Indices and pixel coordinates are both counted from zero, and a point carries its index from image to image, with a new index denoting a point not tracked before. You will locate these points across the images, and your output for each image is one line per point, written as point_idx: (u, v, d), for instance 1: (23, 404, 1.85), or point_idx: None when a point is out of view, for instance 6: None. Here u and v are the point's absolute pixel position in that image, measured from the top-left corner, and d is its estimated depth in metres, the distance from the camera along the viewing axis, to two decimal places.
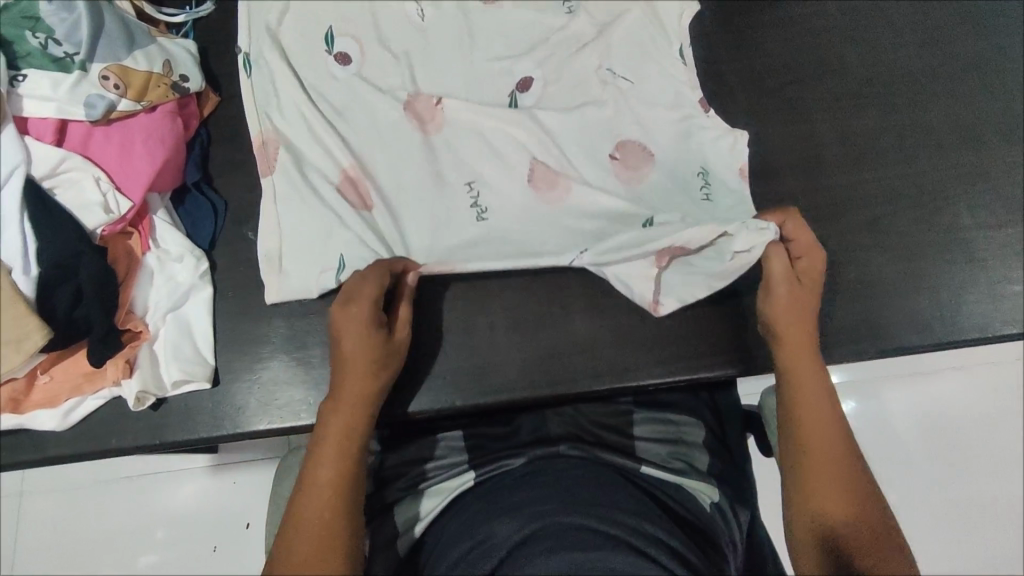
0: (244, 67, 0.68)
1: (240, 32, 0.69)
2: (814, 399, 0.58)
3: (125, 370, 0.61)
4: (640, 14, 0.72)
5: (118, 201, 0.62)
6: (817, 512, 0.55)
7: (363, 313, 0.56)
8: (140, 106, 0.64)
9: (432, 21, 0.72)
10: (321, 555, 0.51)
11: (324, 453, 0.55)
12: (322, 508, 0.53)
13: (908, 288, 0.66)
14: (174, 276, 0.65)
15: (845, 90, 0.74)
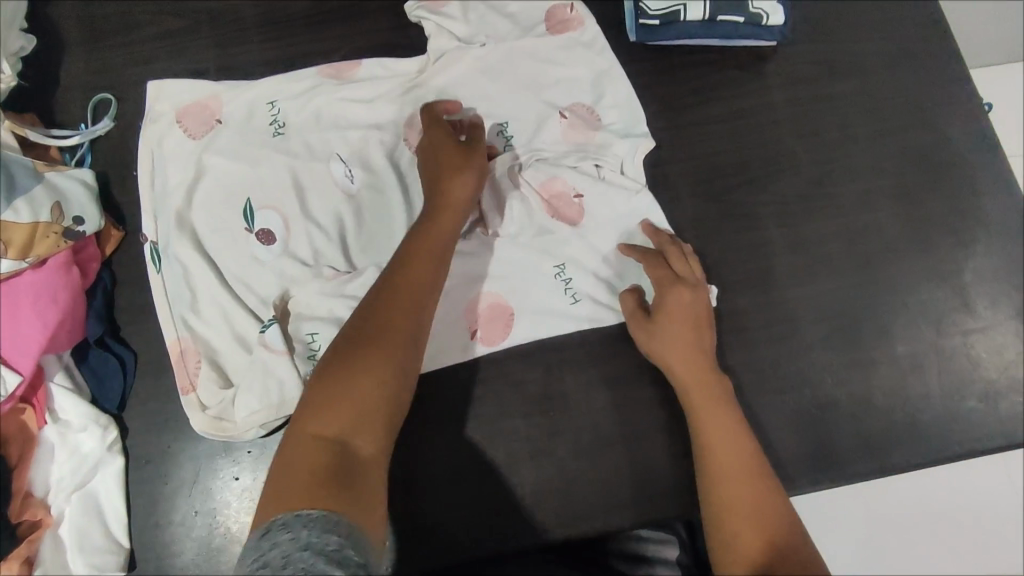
0: (151, 261, 0.63)
1: (147, 217, 0.64)
2: (738, 487, 0.54)
3: (22, 572, 0.54)
4: (577, 122, 0.69)
5: (4, 377, 0.55)
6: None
7: (452, 181, 0.61)
8: (25, 263, 0.58)
9: (356, 145, 0.66)
10: (364, 377, 0.50)
11: (392, 299, 0.54)
12: (351, 396, 0.50)
13: (862, 410, 0.64)
14: (78, 449, 0.59)
15: (795, 191, 0.70)
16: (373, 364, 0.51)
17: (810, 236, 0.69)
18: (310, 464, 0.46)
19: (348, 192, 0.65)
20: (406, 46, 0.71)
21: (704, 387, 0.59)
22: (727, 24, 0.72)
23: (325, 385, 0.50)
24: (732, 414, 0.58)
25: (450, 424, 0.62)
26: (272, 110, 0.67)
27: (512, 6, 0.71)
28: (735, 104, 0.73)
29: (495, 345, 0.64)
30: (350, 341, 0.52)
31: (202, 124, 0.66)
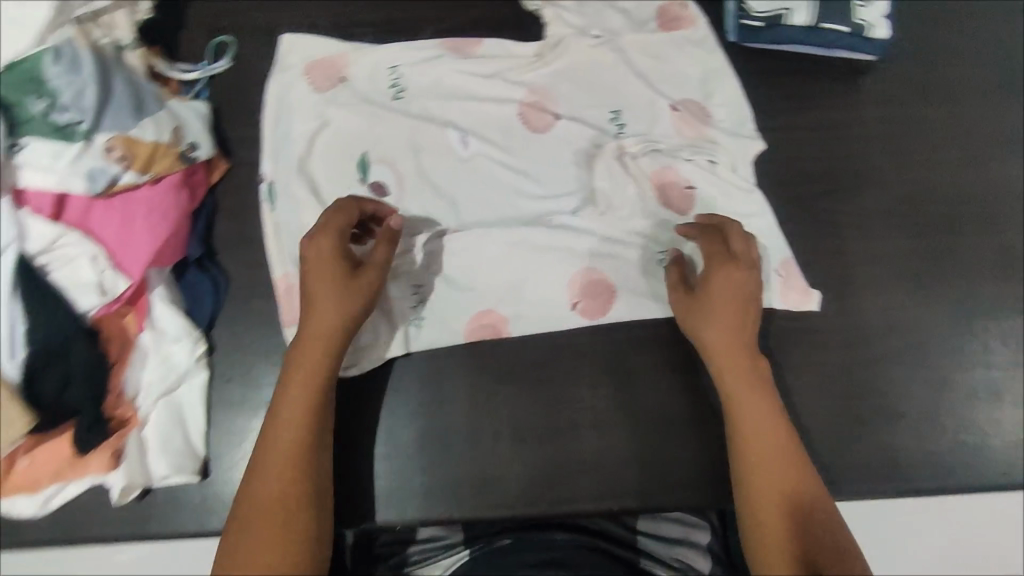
0: (267, 198, 0.67)
1: (265, 158, 0.68)
2: (764, 460, 0.55)
3: (111, 461, 0.59)
4: (676, 117, 0.72)
5: (115, 280, 0.59)
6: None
7: (319, 294, 0.57)
8: (144, 178, 0.61)
9: (470, 115, 0.71)
10: (283, 470, 0.53)
11: (299, 361, 0.56)
12: (274, 500, 0.52)
13: (924, 428, 0.65)
14: (168, 358, 0.62)
15: (882, 206, 0.71)
16: (284, 466, 0.53)
17: (889, 253, 0.69)
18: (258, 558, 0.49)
19: (457, 155, 0.69)
20: (512, 24, 0.75)
21: (750, 368, 0.59)
22: (832, 32, 0.72)
23: (248, 500, 0.52)
24: (768, 401, 0.58)
25: (517, 385, 0.64)
26: (393, 74, 0.71)
27: (625, 2, 0.76)
28: (828, 113, 0.73)
29: (594, 319, 0.66)
30: (281, 408, 0.55)
31: (327, 78, 0.71)
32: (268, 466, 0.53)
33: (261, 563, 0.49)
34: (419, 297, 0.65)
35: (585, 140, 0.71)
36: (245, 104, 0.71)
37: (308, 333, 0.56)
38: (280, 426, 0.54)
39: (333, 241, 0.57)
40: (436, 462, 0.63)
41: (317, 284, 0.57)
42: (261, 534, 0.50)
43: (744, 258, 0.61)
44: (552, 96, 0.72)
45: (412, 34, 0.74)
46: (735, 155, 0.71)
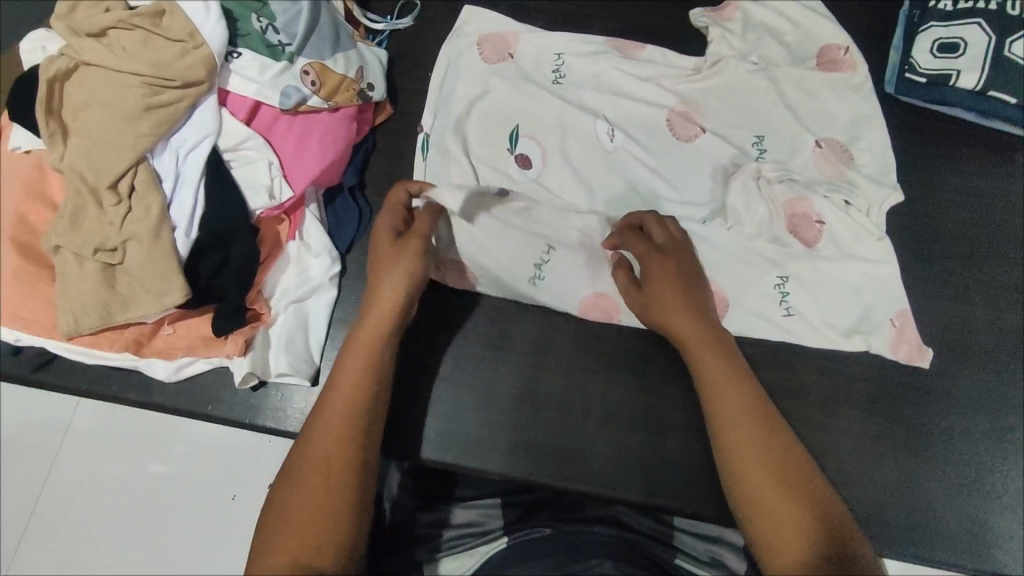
0: (421, 147, 0.71)
1: (427, 110, 0.73)
2: (752, 432, 0.55)
3: (240, 347, 0.64)
4: (822, 151, 0.72)
5: (281, 187, 0.65)
6: (783, 551, 0.49)
7: (378, 295, 0.59)
8: (326, 105, 0.68)
9: (619, 112, 0.73)
10: (345, 420, 0.55)
11: (371, 319, 0.59)
12: (330, 437, 0.54)
13: (1009, 510, 0.65)
14: (307, 270, 0.67)
15: (1013, 284, 0.70)
16: (347, 407, 0.56)
17: (1010, 330, 0.69)
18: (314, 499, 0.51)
19: (602, 146, 0.72)
20: (673, 35, 0.78)
21: (707, 347, 0.60)
22: (997, 102, 0.71)
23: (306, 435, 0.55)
24: (736, 385, 0.57)
25: (614, 371, 0.67)
26: (556, 61, 0.75)
27: (790, 34, 0.77)
28: (973, 181, 0.73)
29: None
30: (349, 362, 0.58)
31: (497, 52, 0.75)
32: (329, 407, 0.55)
33: (308, 494, 0.51)
34: (545, 259, 0.69)
35: (726, 156, 0.72)
36: (418, 61, 0.77)
37: (375, 306, 0.59)
38: (346, 369, 0.57)
39: (409, 245, 0.61)
40: (525, 423, 0.66)
41: (380, 269, 0.60)
42: (312, 479, 0.52)
43: (674, 247, 0.64)
44: (700, 109, 0.74)
45: (580, 27, 0.78)
46: (876, 201, 0.71)
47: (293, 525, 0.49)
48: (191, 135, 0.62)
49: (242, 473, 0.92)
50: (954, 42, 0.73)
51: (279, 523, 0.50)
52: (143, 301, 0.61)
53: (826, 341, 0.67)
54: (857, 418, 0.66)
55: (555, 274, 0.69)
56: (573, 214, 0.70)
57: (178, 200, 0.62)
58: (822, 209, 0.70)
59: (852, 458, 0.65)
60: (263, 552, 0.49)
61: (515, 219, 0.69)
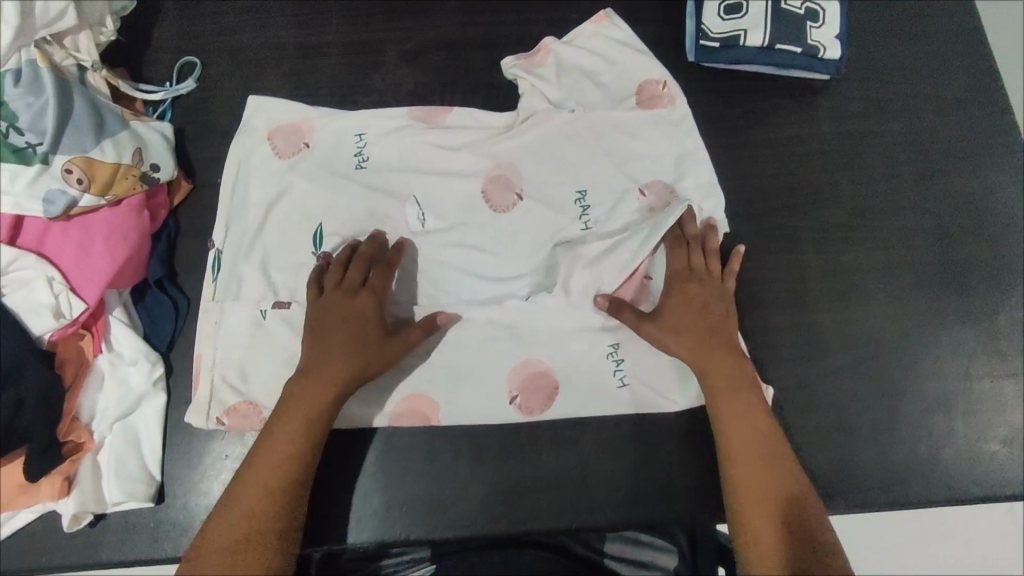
0: (212, 267, 0.67)
1: (219, 227, 0.68)
2: (758, 467, 0.60)
3: (61, 488, 0.58)
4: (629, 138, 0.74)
5: (70, 302, 0.59)
6: (761, 541, 0.57)
7: (340, 360, 0.60)
8: (103, 201, 0.61)
9: (434, 145, 0.72)
10: (274, 476, 0.57)
11: (304, 379, 0.60)
12: (271, 488, 0.56)
13: (880, 438, 0.68)
14: (126, 380, 0.61)
15: (837, 221, 0.73)
16: (282, 462, 0.57)
17: (844, 267, 0.72)
18: (240, 545, 0.54)
19: (414, 177, 0.71)
20: (475, 41, 0.78)
21: (725, 349, 0.64)
22: (785, 53, 0.74)
23: (257, 460, 0.57)
24: (752, 406, 0.62)
25: (475, 404, 0.66)
26: (358, 142, 0.71)
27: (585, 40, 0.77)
28: (781, 132, 0.76)
29: (531, 416, 0.66)
30: (286, 418, 0.59)
31: (292, 145, 0.70)
32: (275, 453, 0.57)
33: (237, 540, 0.54)
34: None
35: (537, 159, 0.73)
36: (210, 125, 0.72)
37: (325, 366, 0.60)
38: (286, 433, 0.58)
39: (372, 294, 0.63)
40: (395, 481, 0.65)
41: (335, 324, 0.61)
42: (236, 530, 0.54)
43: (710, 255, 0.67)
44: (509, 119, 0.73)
45: (376, 57, 0.77)
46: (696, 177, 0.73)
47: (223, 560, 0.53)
48: None
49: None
50: (735, 3, 0.75)
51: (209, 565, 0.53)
52: None
53: (668, 377, 0.67)
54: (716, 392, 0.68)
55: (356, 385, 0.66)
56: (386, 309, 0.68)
57: None
58: (650, 264, 0.70)
59: None
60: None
61: None
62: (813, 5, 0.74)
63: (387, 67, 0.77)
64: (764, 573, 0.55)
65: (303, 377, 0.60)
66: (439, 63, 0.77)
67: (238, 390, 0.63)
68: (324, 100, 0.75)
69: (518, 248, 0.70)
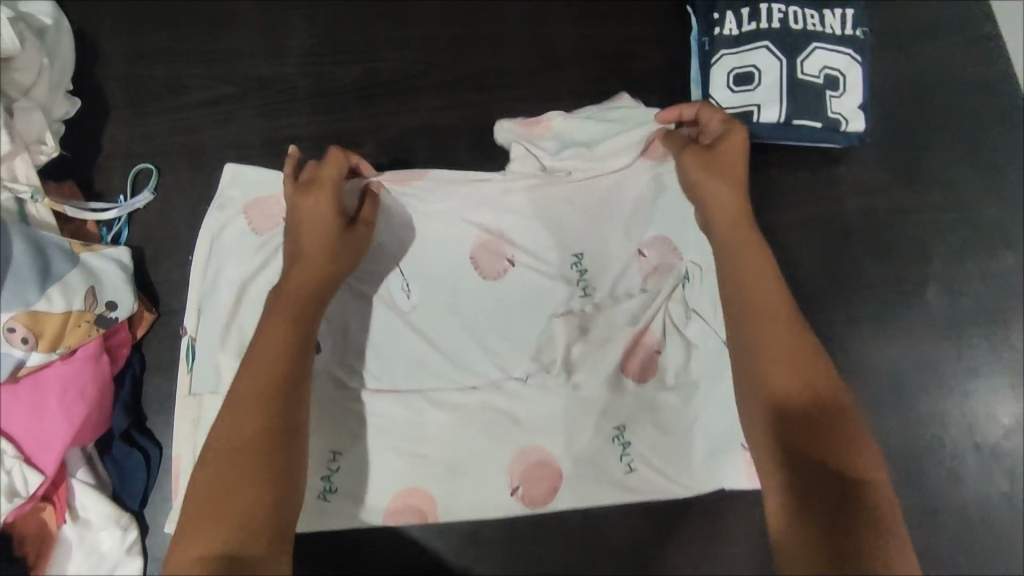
0: (185, 357, 0.61)
1: (190, 311, 0.62)
2: (780, 351, 0.49)
3: None
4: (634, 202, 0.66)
5: (25, 476, 0.53)
6: (777, 459, 0.47)
7: (314, 241, 0.54)
8: (54, 355, 0.55)
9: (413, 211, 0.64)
10: (239, 419, 0.48)
11: (264, 340, 0.51)
12: (243, 426, 0.47)
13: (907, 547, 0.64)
14: (96, 549, 0.56)
15: (857, 311, 0.68)
16: (247, 424, 0.47)
17: (866, 362, 0.67)
18: (223, 490, 0.45)
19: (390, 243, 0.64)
20: (458, 125, 0.71)
21: (737, 214, 0.55)
22: (803, 129, 0.67)
23: (223, 420, 0.48)
24: (767, 276, 0.52)
25: (478, 543, 0.61)
26: None
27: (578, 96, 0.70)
28: (797, 213, 0.70)
29: (535, 506, 0.60)
30: (262, 338, 0.51)
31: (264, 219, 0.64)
32: (245, 398, 0.48)
33: (216, 472, 0.46)
34: (334, 468, 0.59)
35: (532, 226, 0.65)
36: (173, 243, 0.66)
37: (301, 241, 0.54)
38: (260, 359, 0.50)
39: (337, 169, 0.56)
40: None
41: (309, 208, 0.55)
42: (217, 477, 0.46)
43: (726, 139, 0.55)
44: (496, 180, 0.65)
45: (353, 150, 0.70)
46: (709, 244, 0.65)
47: (206, 499, 0.45)
48: None
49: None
50: (747, 72, 0.67)
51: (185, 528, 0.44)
52: None
53: (684, 475, 0.61)
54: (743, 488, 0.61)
55: (347, 480, 0.60)
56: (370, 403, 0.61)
57: None
58: (660, 336, 0.63)
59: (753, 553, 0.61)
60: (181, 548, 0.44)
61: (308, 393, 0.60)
62: (832, 72, 0.67)
63: (365, 160, 0.70)
64: (779, 507, 0.45)
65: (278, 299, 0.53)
66: (421, 152, 0.70)
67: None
68: None
69: (511, 325, 0.64)
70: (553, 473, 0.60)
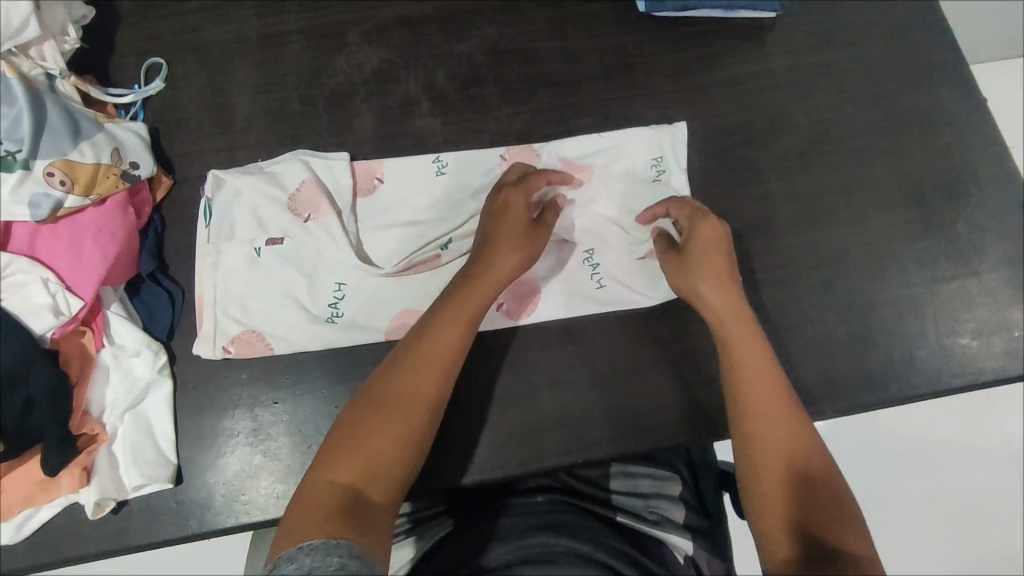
0: (203, 214, 0.69)
1: (206, 177, 0.70)
2: (767, 393, 0.60)
3: (81, 479, 0.59)
4: (584, 78, 0.77)
5: (68, 301, 0.60)
6: (784, 510, 0.55)
7: (512, 241, 0.64)
8: (88, 201, 0.63)
9: (396, 92, 0.75)
10: (402, 387, 0.57)
11: (444, 316, 0.60)
12: (421, 372, 0.58)
13: (862, 345, 0.70)
14: (131, 371, 0.63)
15: (795, 150, 0.76)
16: (416, 370, 0.58)
17: (808, 192, 0.75)
18: (370, 438, 0.54)
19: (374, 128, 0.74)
20: (431, 15, 0.78)
21: (726, 272, 0.65)
22: None
23: (399, 369, 0.57)
24: (758, 338, 0.63)
25: (466, 362, 0.67)
26: (325, 102, 0.75)
27: None
28: (735, 70, 0.78)
29: (520, 319, 0.68)
30: (445, 312, 0.61)
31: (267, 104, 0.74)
32: (417, 351, 0.58)
33: (371, 420, 0.55)
34: (340, 295, 0.67)
35: (499, 100, 0.76)
36: (181, 122, 0.74)
37: (499, 262, 0.63)
38: (444, 317, 0.60)
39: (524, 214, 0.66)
40: None
41: (504, 235, 0.64)
42: (368, 420, 0.55)
43: (706, 243, 0.66)
44: (464, 65, 0.77)
45: (337, 37, 0.77)
46: (647, 107, 0.77)
47: (356, 446, 0.53)
48: None
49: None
50: None
51: (337, 455, 0.53)
52: None
53: (646, 287, 0.70)
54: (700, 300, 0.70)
55: (352, 307, 0.67)
56: (368, 244, 0.70)
57: None
58: (616, 180, 0.73)
59: (713, 353, 0.69)
60: (328, 466, 0.52)
61: (317, 232, 0.68)
62: None
63: (351, 49, 0.76)
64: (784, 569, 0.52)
65: (459, 285, 0.62)
66: (400, 39, 0.77)
67: (239, 320, 0.66)
68: (291, 87, 0.75)
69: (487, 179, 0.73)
70: (532, 293, 0.69)
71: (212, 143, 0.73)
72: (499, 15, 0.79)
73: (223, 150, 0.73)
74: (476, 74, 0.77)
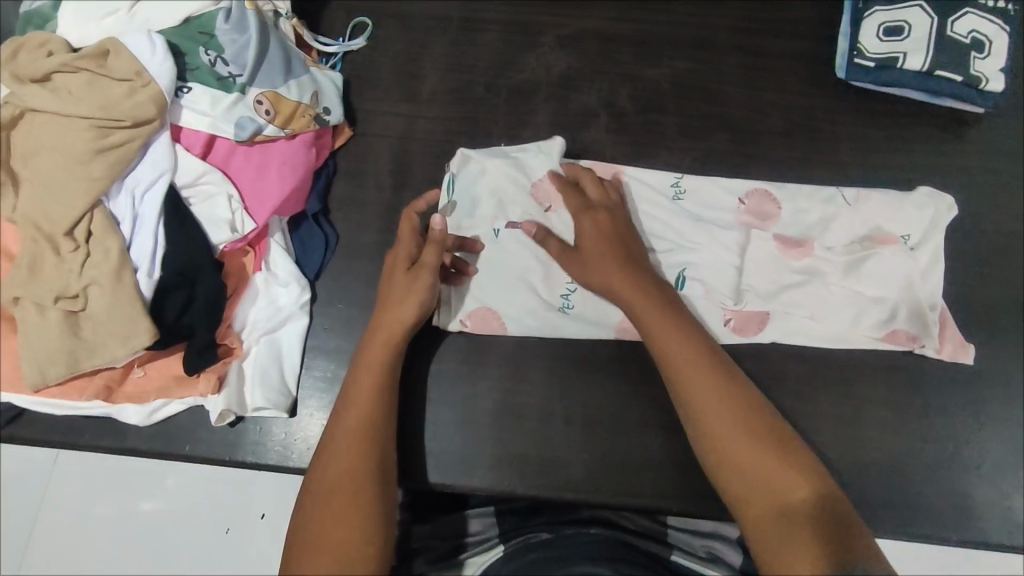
0: (449, 188, 0.71)
1: (455, 154, 0.72)
2: (705, 394, 0.55)
3: (213, 385, 0.63)
4: (765, 129, 0.76)
5: (243, 220, 0.64)
6: (771, 496, 0.50)
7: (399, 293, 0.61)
8: (283, 133, 0.67)
9: (577, 100, 0.76)
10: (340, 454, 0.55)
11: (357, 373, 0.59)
12: (360, 436, 0.56)
13: (998, 479, 0.66)
14: (276, 299, 0.67)
15: (974, 254, 0.71)
16: (349, 432, 0.56)
17: (978, 304, 0.70)
18: (339, 511, 0.52)
19: (549, 130, 0.75)
20: (626, 34, 0.79)
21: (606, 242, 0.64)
22: (943, 80, 0.73)
23: (345, 430, 0.57)
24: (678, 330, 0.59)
25: (586, 378, 0.66)
26: (508, 94, 0.76)
27: (737, 29, 0.79)
28: (926, 158, 0.75)
29: (746, 337, 0.69)
30: (360, 368, 0.59)
31: (454, 84, 0.77)
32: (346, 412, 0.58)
33: (337, 494, 0.53)
34: (572, 288, 0.68)
35: (675, 132, 0.75)
36: (372, 81, 0.77)
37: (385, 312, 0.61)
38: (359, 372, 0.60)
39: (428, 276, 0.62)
40: (507, 435, 0.65)
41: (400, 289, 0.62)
42: (337, 494, 0.53)
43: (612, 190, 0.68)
44: (649, 90, 0.77)
45: (534, 35, 0.79)
46: (824, 173, 0.74)
47: (326, 524, 0.52)
48: (145, 175, 0.62)
49: (229, 507, 0.90)
50: (898, 26, 0.74)
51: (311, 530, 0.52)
52: (111, 346, 0.59)
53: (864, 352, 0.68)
54: (828, 384, 0.68)
55: (583, 300, 0.68)
56: None
57: (136, 240, 0.61)
58: (848, 239, 0.71)
59: (837, 441, 0.66)
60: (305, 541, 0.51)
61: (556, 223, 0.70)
62: (980, 36, 0.73)
63: (544, 49, 0.78)
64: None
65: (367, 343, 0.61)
66: (591, 50, 0.78)
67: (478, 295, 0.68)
68: (479, 73, 0.77)
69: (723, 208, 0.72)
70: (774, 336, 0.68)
71: (396, 108, 0.76)
72: (694, 48, 0.78)
73: (403, 116, 0.76)
74: (658, 102, 0.76)
